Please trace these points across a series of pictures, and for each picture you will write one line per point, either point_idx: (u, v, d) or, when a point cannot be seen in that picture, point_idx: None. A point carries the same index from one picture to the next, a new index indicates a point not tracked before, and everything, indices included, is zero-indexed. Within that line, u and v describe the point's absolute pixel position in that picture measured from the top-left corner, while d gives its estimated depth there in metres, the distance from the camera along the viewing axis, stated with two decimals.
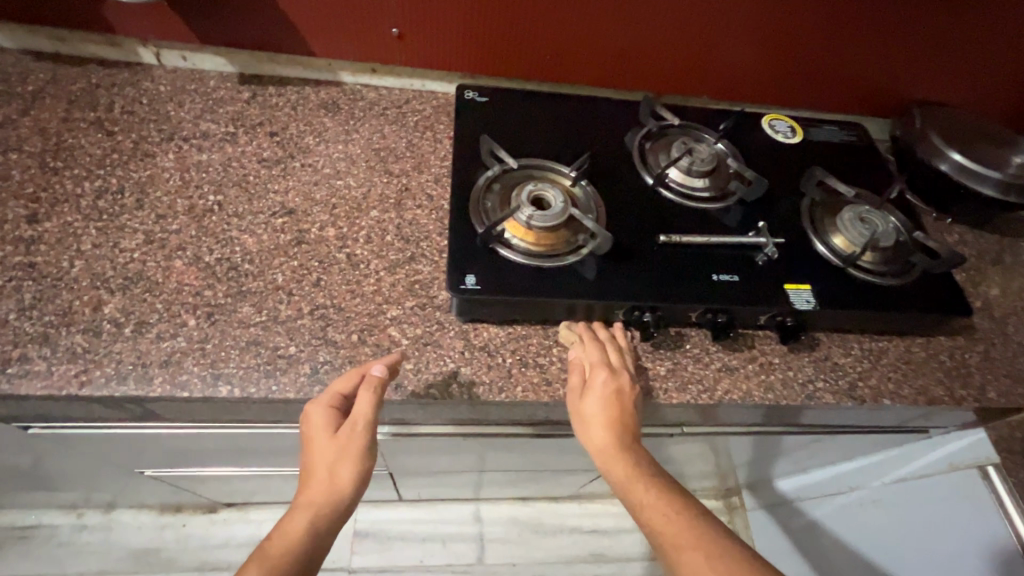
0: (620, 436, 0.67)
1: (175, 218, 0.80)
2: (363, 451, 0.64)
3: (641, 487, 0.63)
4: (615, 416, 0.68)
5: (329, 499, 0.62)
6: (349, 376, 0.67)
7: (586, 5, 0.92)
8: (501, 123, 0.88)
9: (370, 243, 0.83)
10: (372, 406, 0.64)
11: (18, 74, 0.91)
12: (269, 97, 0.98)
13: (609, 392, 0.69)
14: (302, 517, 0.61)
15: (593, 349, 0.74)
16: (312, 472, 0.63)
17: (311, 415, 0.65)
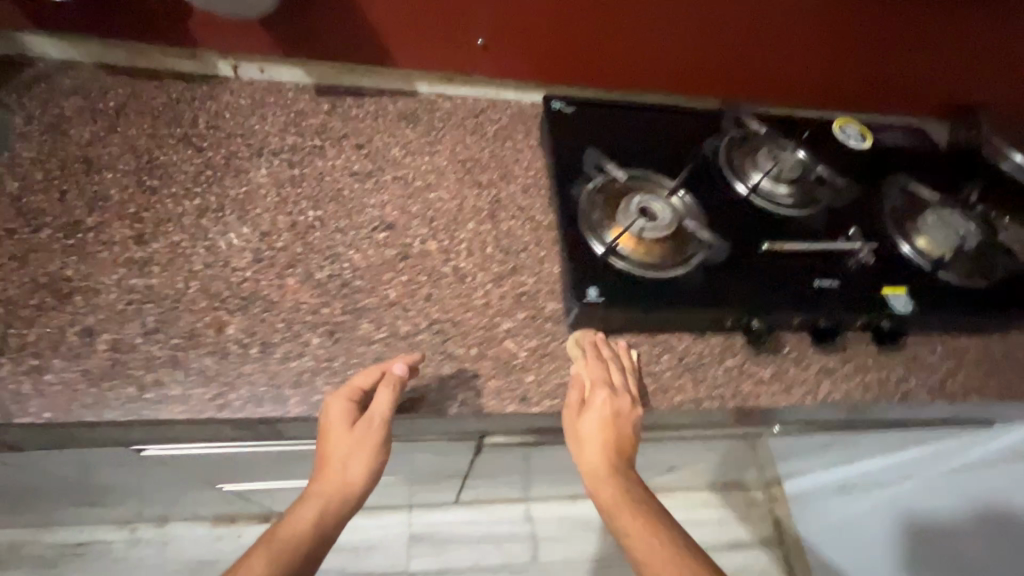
0: (613, 457, 0.67)
1: (279, 235, 0.80)
2: (377, 447, 0.65)
3: (628, 513, 0.62)
4: (613, 436, 0.68)
5: (340, 493, 0.63)
6: (369, 372, 0.68)
7: (668, 16, 0.93)
8: (593, 133, 0.89)
9: (472, 256, 0.83)
10: (390, 403, 0.65)
11: (98, 89, 0.89)
12: (349, 109, 0.97)
13: (608, 413, 0.69)
14: (312, 508, 0.62)
15: (597, 366, 0.72)
16: (326, 465, 0.64)
17: (330, 408, 0.65)
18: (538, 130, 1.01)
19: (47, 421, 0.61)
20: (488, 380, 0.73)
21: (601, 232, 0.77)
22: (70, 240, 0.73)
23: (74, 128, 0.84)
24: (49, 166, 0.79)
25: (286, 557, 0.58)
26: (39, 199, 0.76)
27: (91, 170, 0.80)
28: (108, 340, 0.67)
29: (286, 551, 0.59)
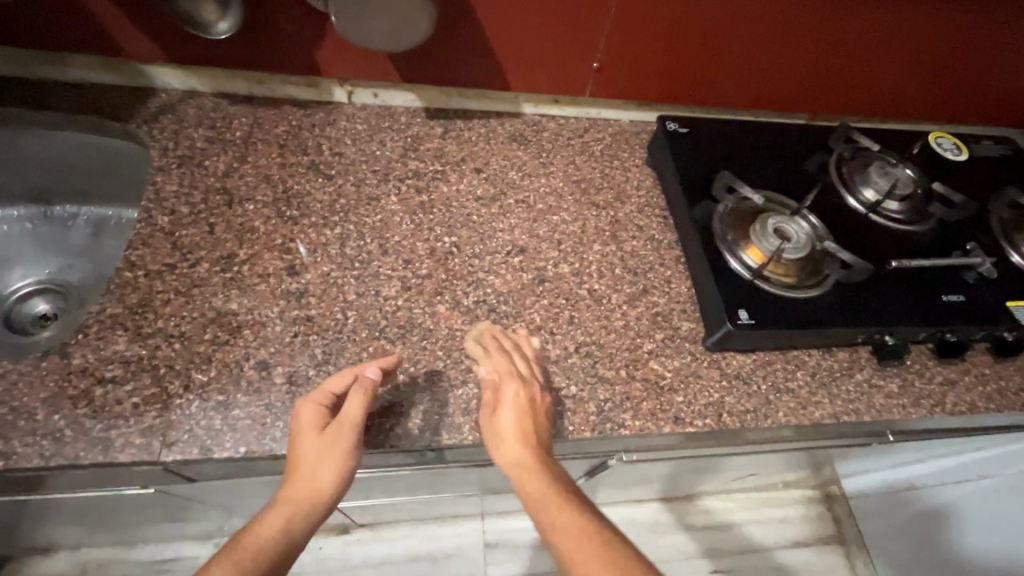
0: (534, 450, 0.62)
1: (421, 262, 0.81)
2: (349, 450, 0.61)
3: (555, 506, 0.56)
4: (529, 426, 0.64)
5: (310, 500, 0.58)
6: (341, 376, 0.66)
7: (780, 39, 0.94)
8: (711, 155, 0.92)
9: (604, 278, 0.85)
10: (363, 406, 0.64)
11: (222, 119, 0.91)
12: (461, 132, 0.98)
13: (520, 402, 0.65)
14: (279, 516, 0.57)
15: (504, 359, 0.69)
16: (296, 470, 0.60)
17: (300, 411, 0.63)
18: (643, 149, 1.03)
19: (242, 455, 0.63)
20: (641, 402, 0.74)
21: (739, 254, 0.80)
22: (227, 273, 0.75)
23: (209, 160, 0.85)
24: (193, 199, 0.81)
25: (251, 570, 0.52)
26: (190, 233, 0.77)
27: (232, 201, 0.82)
28: (282, 373, 0.69)
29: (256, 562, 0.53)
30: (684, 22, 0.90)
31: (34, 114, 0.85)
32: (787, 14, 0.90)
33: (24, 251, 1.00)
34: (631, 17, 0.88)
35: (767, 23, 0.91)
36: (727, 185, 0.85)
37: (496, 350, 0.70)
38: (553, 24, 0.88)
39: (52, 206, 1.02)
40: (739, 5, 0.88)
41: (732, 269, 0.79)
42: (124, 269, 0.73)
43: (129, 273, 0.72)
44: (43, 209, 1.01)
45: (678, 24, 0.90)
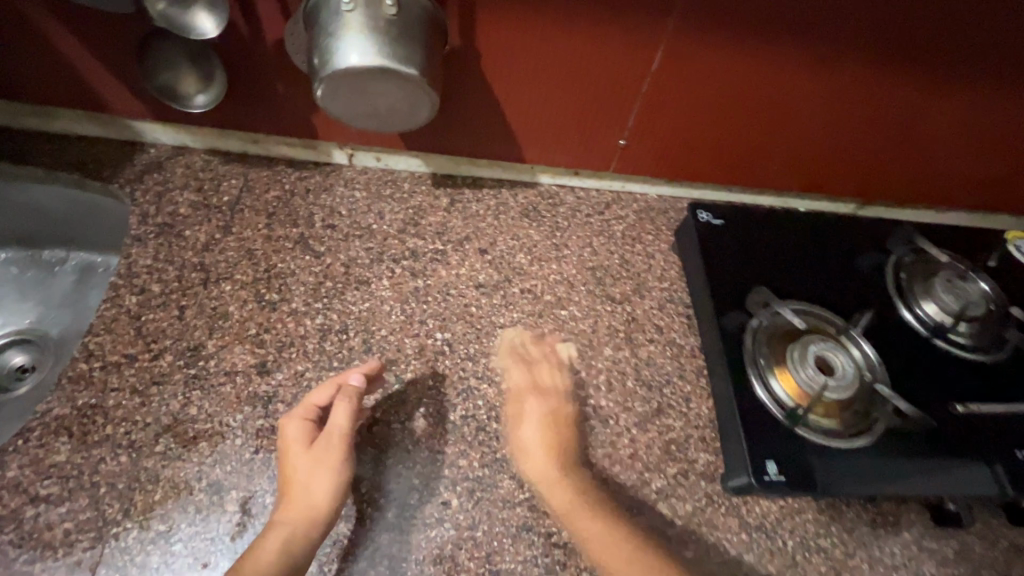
0: (558, 461, 0.66)
1: (408, 363, 0.73)
2: (340, 463, 0.62)
3: (587, 516, 0.62)
4: (554, 440, 0.68)
5: (307, 518, 0.57)
6: (323, 388, 0.66)
7: (839, 121, 0.83)
8: (748, 252, 0.80)
9: (614, 391, 0.75)
10: (349, 416, 0.64)
11: (210, 180, 0.84)
12: (468, 203, 0.89)
13: (545, 417, 0.69)
14: (275, 537, 0.56)
15: (520, 372, 0.73)
16: (289, 489, 0.59)
17: (286, 430, 0.63)
18: (669, 231, 0.92)
19: None
20: None
21: (773, 387, 0.68)
22: (191, 369, 0.68)
23: (189, 230, 0.79)
24: (166, 276, 0.74)
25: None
26: (158, 317, 0.71)
27: (209, 280, 0.75)
28: (236, 498, 0.61)
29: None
30: (724, 103, 0.80)
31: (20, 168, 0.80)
32: (844, 99, 0.79)
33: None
34: (665, 98, 0.78)
35: (821, 107, 0.80)
36: (763, 301, 0.74)
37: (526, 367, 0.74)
38: (576, 101, 0.78)
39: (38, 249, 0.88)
40: (789, 89, 0.77)
41: (762, 403, 0.68)
42: (80, 359, 0.66)
43: (86, 365, 0.66)
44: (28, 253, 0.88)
45: (717, 105, 0.80)
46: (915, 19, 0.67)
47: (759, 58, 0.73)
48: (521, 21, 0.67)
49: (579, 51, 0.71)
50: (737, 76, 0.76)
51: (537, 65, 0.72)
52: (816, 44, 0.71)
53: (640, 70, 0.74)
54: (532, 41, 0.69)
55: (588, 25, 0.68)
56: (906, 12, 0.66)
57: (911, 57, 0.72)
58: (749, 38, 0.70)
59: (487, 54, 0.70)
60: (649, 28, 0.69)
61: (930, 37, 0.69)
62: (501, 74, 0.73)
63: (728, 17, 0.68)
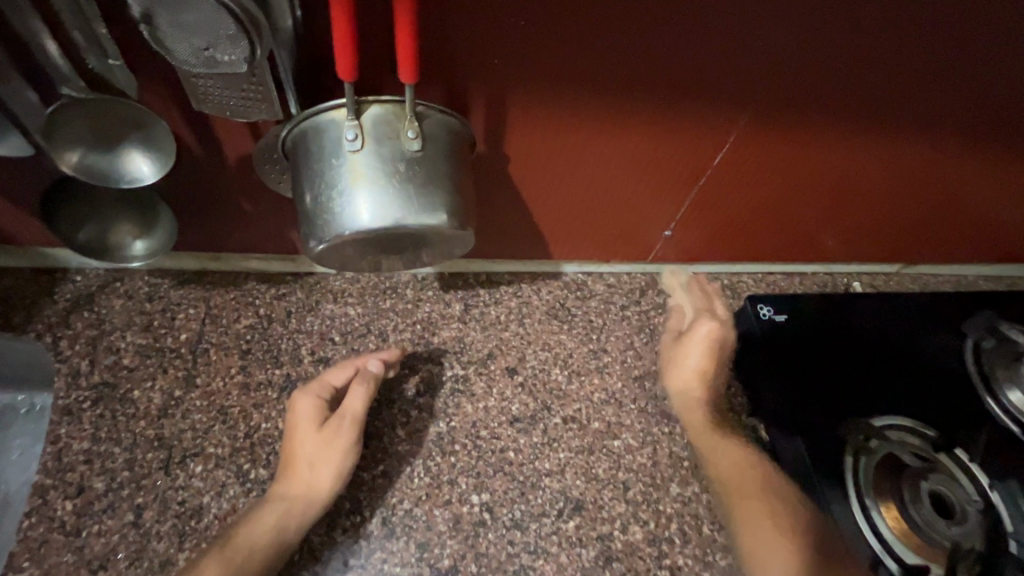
0: (707, 382, 0.65)
1: (442, 545, 0.58)
2: (348, 450, 0.57)
3: (719, 436, 0.63)
4: (713, 365, 0.65)
5: (305, 497, 0.54)
6: (342, 368, 0.62)
7: (897, 189, 0.74)
8: (819, 350, 0.70)
9: (689, 544, 0.63)
10: (365, 402, 0.59)
11: (161, 313, 0.66)
12: (486, 308, 0.74)
13: (709, 342, 0.66)
14: (273, 511, 0.53)
15: (698, 296, 0.73)
16: (291, 467, 0.56)
17: (298, 405, 0.58)
18: None
19: None
20: None
21: (884, 531, 0.58)
22: None
23: (138, 389, 0.61)
24: (112, 464, 0.57)
25: (246, 565, 0.49)
26: (107, 528, 0.54)
27: (171, 462, 0.57)
28: None
29: (250, 561, 0.50)
30: (784, 186, 0.70)
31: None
32: (910, 172, 0.71)
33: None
34: (715, 182, 0.67)
35: (884, 182, 0.72)
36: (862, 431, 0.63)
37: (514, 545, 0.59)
38: (614, 192, 0.66)
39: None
40: (857, 167, 0.69)
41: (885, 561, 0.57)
42: None
43: None
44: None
45: (777, 188, 0.70)
46: (1000, 90, 0.59)
47: (831, 139, 0.64)
48: (554, 115, 0.54)
49: (633, 146, 0.60)
50: (804, 159, 0.66)
51: (581, 162, 0.60)
52: (894, 121, 0.63)
53: (695, 158, 0.63)
54: (579, 138, 0.57)
55: (648, 119, 0.57)
56: (996, 84, 0.59)
57: (989, 128, 0.65)
58: (816, 115, 0.60)
59: (520, 154, 0.58)
60: (712, 116, 0.58)
61: (1017, 108, 0.62)
62: (536, 175, 0.61)
63: (803, 100, 0.58)
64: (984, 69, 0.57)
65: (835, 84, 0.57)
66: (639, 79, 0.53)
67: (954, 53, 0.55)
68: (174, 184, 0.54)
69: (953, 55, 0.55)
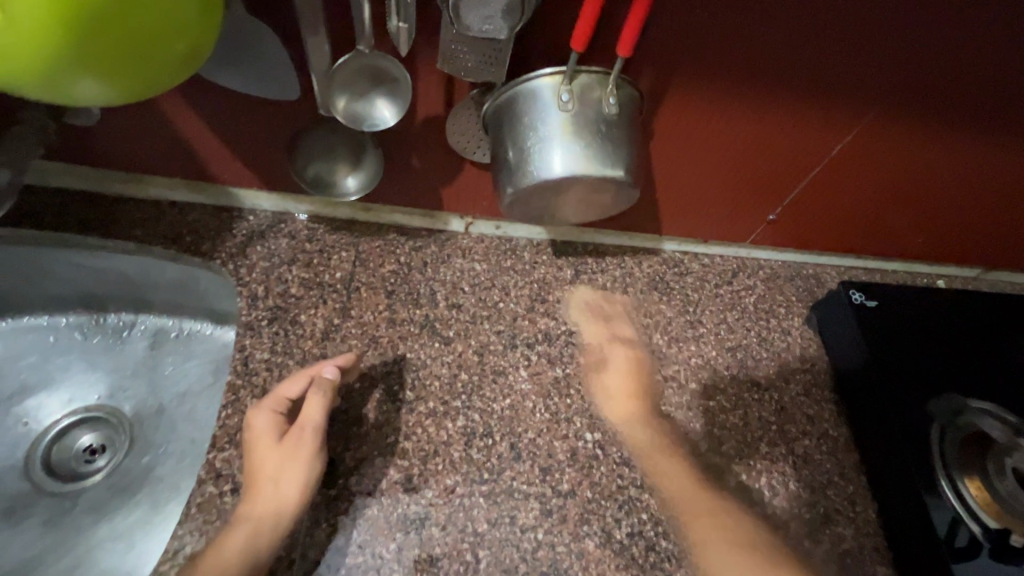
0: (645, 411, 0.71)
1: (562, 472, 0.66)
2: (311, 459, 0.58)
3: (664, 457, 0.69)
4: (633, 387, 0.73)
5: (274, 513, 0.55)
6: (295, 379, 0.62)
7: (996, 196, 0.78)
8: (910, 338, 0.75)
9: (778, 496, 0.69)
10: (323, 409, 0.60)
11: (319, 254, 0.75)
12: (594, 275, 0.82)
13: (624, 366, 0.74)
14: (241, 533, 0.54)
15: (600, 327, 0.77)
16: (255, 484, 0.57)
17: (253, 423, 0.59)
18: (803, 304, 0.86)
19: None
20: None
21: (968, 499, 0.65)
22: (331, 488, 0.61)
23: (305, 314, 0.71)
24: (288, 372, 0.66)
25: None
26: None
27: None
28: None
29: None
30: (891, 182, 0.75)
31: (87, 238, 0.67)
32: (1011, 180, 0.75)
33: (65, 367, 0.72)
34: (825, 173, 0.73)
35: (987, 188, 0.77)
36: (953, 407, 0.69)
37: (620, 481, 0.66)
38: (732, 175, 0.72)
39: (103, 311, 0.73)
40: (966, 171, 0.74)
41: (972, 528, 0.63)
42: (206, 481, 0.59)
43: (214, 489, 0.59)
44: (93, 315, 0.73)
45: (883, 183, 0.76)
46: None
47: (943, 144, 0.69)
48: (702, 100, 0.62)
49: (762, 132, 0.66)
50: (916, 159, 0.72)
51: (715, 142, 0.67)
52: (1012, 132, 0.67)
53: (814, 149, 0.69)
54: (718, 119, 0.64)
55: (786, 110, 0.63)
56: None
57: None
58: (935, 120, 0.66)
59: (661, 133, 0.65)
60: (839, 113, 0.64)
61: None
62: (671, 151, 0.68)
63: (926, 106, 0.64)
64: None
65: (962, 93, 0.62)
66: (785, 75, 0.59)
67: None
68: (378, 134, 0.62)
69: None
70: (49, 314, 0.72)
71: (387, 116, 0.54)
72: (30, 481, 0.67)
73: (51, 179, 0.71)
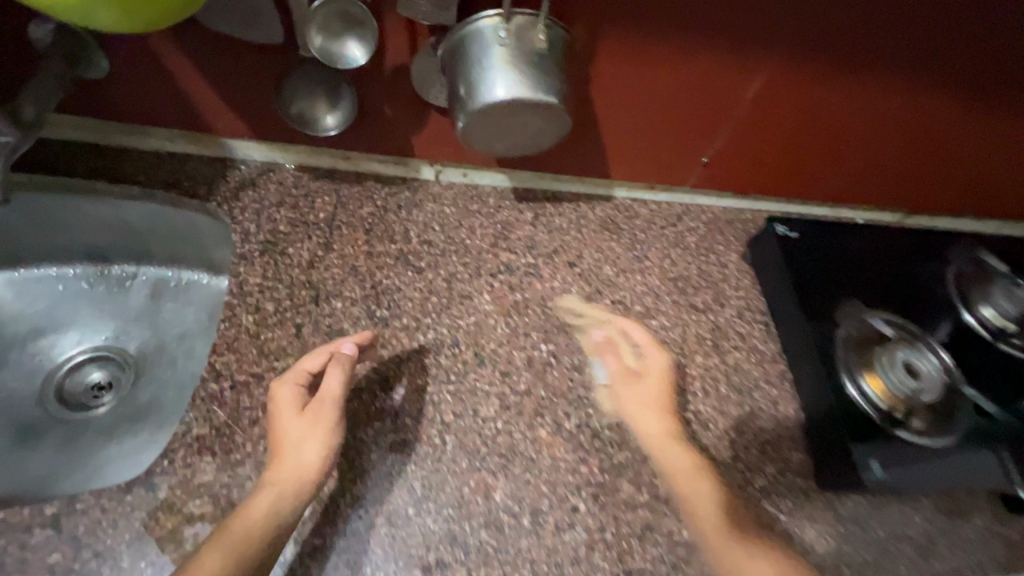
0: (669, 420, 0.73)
1: (520, 375, 0.76)
2: (331, 427, 0.63)
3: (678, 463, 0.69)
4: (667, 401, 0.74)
5: (297, 477, 0.60)
6: (316, 355, 0.68)
7: (903, 140, 0.88)
8: (825, 263, 0.86)
9: (709, 396, 0.80)
10: (341, 381, 0.66)
11: (304, 197, 0.85)
12: (552, 217, 0.92)
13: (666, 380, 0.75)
14: (266, 496, 0.58)
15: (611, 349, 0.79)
16: (281, 450, 0.62)
17: (278, 395, 0.65)
18: (739, 242, 0.96)
19: None
20: None
21: (871, 396, 0.75)
22: None
23: (292, 247, 0.80)
24: (278, 294, 0.76)
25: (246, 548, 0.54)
26: (277, 335, 0.73)
27: (319, 297, 0.77)
28: (381, 512, 0.64)
29: (250, 543, 0.55)
30: (807, 128, 0.86)
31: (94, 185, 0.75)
32: (913, 124, 0.85)
33: (73, 313, 0.81)
34: (748, 116, 0.83)
35: (891, 133, 0.87)
36: (853, 313, 0.81)
37: (570, 382, 0.77)
38: (665, 118, 0.82)
39: (108, 264, 0.82)
40: (871, 115, 0.83)
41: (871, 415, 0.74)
42: (209, 380, 0.69)
43: (216, 386, 0.68)
44: (98, 267, 0.81)
45: (801, 127, 0.85)
46: (996, 56, 0.72)
47: (848, 90, 0.79)
48: (630, 46, 0.71)
49: (686, 77, 0.76)
50: (825, 106, 0.82)
51: (646, 86, 0.77)
52: (906, 78, 0.76)
53: (734, 93, 0.79)
54: (647, 64, 0.74)
55: (705, 57, 0.73)
56: (993, 54, 0.72)
57: (989, 94, 0.79)
58: (838, 67, 0.75)
59: (598, 78, 0.75)
60: (751, 59, 0.74)
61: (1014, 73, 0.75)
62: (608, 96, 0.78)
63: (827, 54, 0.73)
64: (985, 46, 0.71)
65: (857, 41, 0.71)
66: (700, 23, 0.69)
67: (964, 30, 0.69)
68: (355, 81, 0.72)
69: (959, 27, 0.69)
70: (57, 267, 0.79)
71: (359, 55, 0.64)
72: (43, 409, 0.77)
73: (62, 132, 0.79)
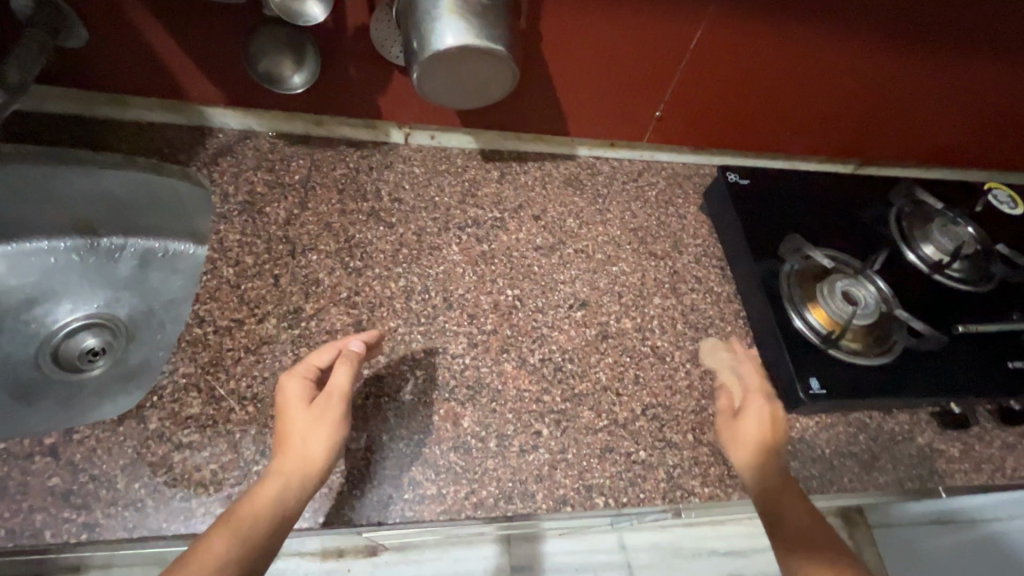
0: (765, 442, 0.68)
1: (486, 317, 0.81)
2: (338, 421, 0.63)
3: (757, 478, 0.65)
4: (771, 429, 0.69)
5: (303, 468, 0.59)
6: (323, 352, 0.69)
7: (844, 90, 0.93)
8: (775, 208, 0.91)
9: (666, 333, 0.85)
10: (349, 376, 0.66)
11: (280, 162, 0.89)
12: (517, 175, 0.97)
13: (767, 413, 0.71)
14: (273, 485, 0.57)
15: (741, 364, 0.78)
16: (287, 441, 0.60)
17: (285, 386, 0.65)
18: (697, 194, 1.01)
19: (320, 524, 0.64)
20: (708, 467, 0.74)
21: (814, 323, 0.81)
22: (296, 330, 0.75)
23: (269, 207, 0.85)
24: (256, 249, 0.81)
25: (243, 537, 0.52)
26: (256, 286, 0.78)
27: (295, 251, 0.81)
28: (356, 439, 0.69)
29: (248, 530, 0.53)
30: (752, 79, 0.90)
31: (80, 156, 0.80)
32: (853, 74, 0.89)
33: (67, 283, 0.86)
34: (694, 69, 0.87)
35: (833, 83, 0.92)
36: (795, 248, 0.84)
37: (534, 323, 0.82)
38: (617, 73, 0.87)
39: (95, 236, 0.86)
40: (812, 66, 0.88)
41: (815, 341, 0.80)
42: (193, 325, 0.73)
43: (200, 331, 0.73)
44: (87, 240, 0.86)
45: (747, 79, 0.90)
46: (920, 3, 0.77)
47: (786, 40, 0.83)
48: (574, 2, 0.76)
49: (631, 31, 0.80)
50: (767, 57, 0.86)
51: (594, 41, 0.81)
52: (838, 27, 0.81)
53: (678, 46, 0.83)
54: (592, 20, 0.78)
55: (646, 10, 0.77)
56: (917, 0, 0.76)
57: (921, 40, 0.83)
58: (773, 18, 0.79)
59: (548, 34, 0.80)
60: (690, 12, 0.78)
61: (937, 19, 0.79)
62: (560, 52, 0.83)
63: (762, 5, 0.77)
64: None
65: None
66: None
67: None
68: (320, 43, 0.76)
69: None
70: (49, 240, 0.84)
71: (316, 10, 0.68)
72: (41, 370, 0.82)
73: (46, 104, 0.83)
